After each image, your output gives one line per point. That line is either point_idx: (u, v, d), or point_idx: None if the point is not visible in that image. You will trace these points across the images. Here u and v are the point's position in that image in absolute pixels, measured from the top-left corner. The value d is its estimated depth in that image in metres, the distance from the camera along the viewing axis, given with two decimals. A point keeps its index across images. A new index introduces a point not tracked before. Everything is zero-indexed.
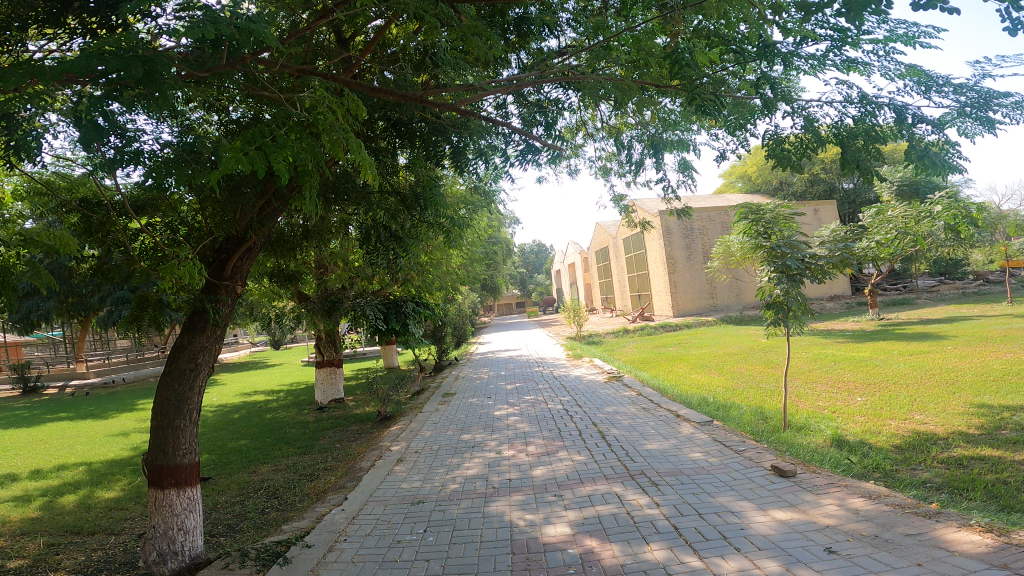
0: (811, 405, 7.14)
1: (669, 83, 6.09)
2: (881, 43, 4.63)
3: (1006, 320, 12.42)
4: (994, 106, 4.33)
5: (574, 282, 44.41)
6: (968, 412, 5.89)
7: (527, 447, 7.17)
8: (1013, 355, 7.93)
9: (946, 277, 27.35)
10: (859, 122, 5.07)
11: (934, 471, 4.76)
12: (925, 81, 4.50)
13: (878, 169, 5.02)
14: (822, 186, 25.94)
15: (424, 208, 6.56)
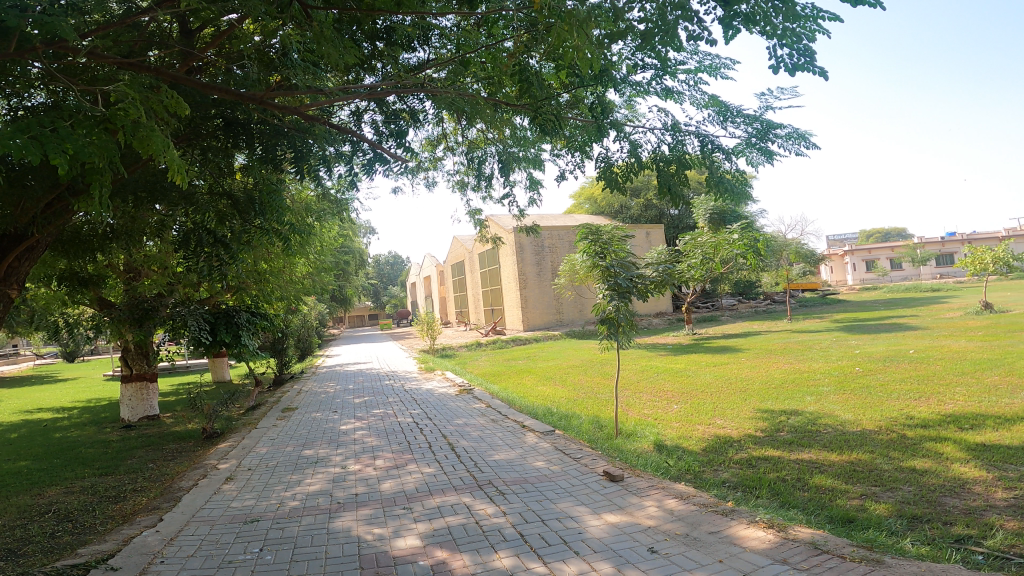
0: (638, 413, 7.69)
1: (518, 102, 6.42)
2: (692, 73, 5.23)
3: (785, 334, 14.38)
4: (773, 137, 5.09)
5: (431, 296, 44.47)
6: (754, 416, 6.63)
7: (374, 461, 7.00)
8: (790, 365, 9.14)
9: (743, 297, 30.90)
10: (674, 152, 5.80)
11: (731, 471, 5.20)
12: (723, 111, 5.14)
13: (684, 192, 5.67)
14: (655, 211, 28.14)
15: (261, 213, 6.20)
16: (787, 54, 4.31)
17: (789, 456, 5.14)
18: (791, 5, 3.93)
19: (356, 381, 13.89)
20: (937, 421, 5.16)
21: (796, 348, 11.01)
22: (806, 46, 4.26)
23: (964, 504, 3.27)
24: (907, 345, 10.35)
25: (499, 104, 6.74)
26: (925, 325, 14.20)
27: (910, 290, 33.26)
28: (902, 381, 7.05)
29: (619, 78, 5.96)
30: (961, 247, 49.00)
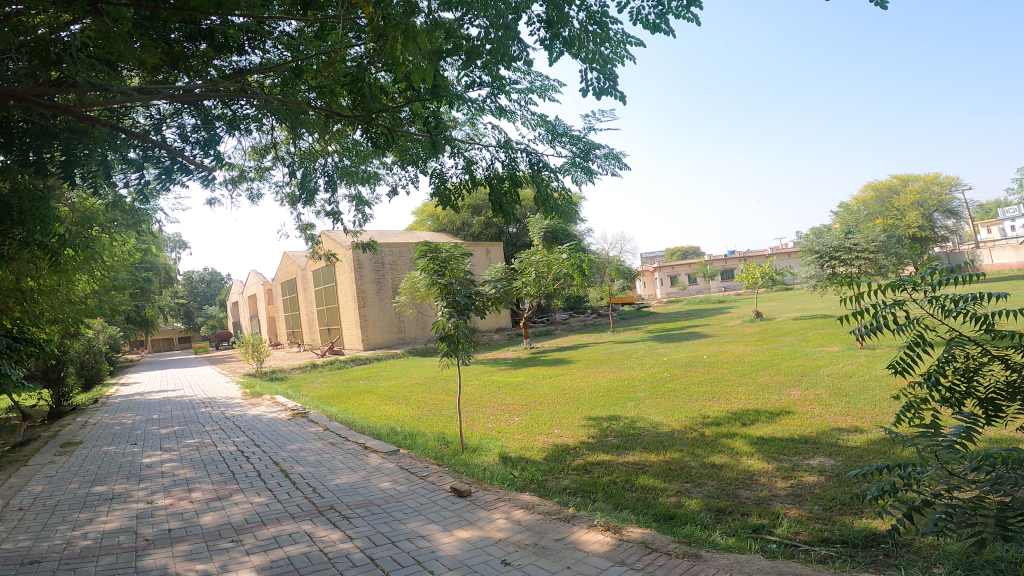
0: (482, 427, 8.02)
1: (352, 113, 6.37)
2: (524, 92, 5.69)
3: (609, 346, 15.78)
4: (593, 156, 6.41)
5: (256, 315, 41.22)
6: (586, 424, 7.28)
7: (189, 494, 6.41)
8: (615, 374, 10.10)
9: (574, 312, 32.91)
10: (507, 171, 6.86)
11: (570, 478, 5.67)
12: (552, 131, 5.74)
13: (514, 211, 6.81)
14: (494, 229, 28.71)
15: (20, 222, 5.59)
16: (595, 78, 4.87)
17: (617, 460, 5.75)
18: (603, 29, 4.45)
19: (162, 410, 12.45)
20: (726, 420, 6.08)
21: (618, 358, 12.21)
22: (608, 70, 4.80)
23: (754, 495, 3.97)
24: (702, 350, 12.04)
25: (332, 117, 6.67)
26: (715, 333, 16.50)
27: (707, 303, 38.15)
28: (699, 383, 8.20)
29: (456, 94, 6.10)
30: (737, 265, 57.47)
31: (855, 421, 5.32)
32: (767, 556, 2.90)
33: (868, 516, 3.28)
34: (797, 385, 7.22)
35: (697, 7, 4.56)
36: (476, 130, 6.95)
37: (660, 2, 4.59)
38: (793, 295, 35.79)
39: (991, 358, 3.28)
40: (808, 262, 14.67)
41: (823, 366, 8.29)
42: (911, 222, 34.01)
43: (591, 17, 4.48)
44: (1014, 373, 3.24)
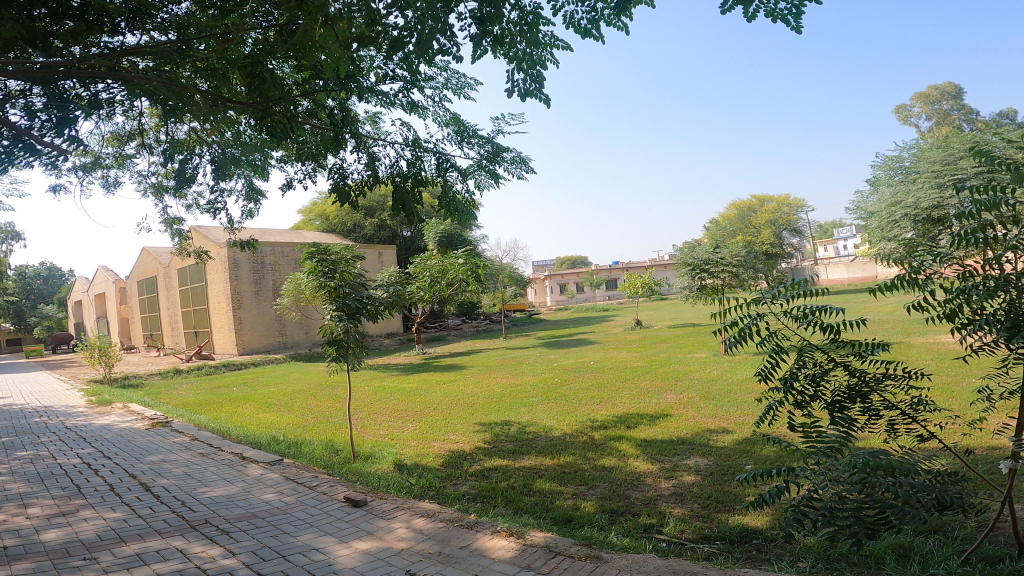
0: (374, 434, 8.01)
1: (247, 101, 6.12)
2: (439, 89, 6.05)
3: (503, 351, 16.16)
4: (499, 161, 6.69)
5: (105, 315, 36.96)
6: (481, 429, 7.56)
7: (25, 511, 5.76)
8: (508, 379, 10.53)
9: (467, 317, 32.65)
10: (410, 170, 7.07)
11: (469, 484, 5.86)
12: (461, 131, 6.36)
13: (417, 210, 6.97)
14: (388, 232, 27.90)
15: None
16: (521, 79, 4.88)
17: (513, 465, 6.06)
18: (534, 30, 4.47)
19: None
20: (612, 423, 6.67)
21: (511, 364, 12.63)
22: (536, 72, 4.83)
23: (642, 495, 4.47)
24: (588, 356, 12.85)
25: (223, 105, 6.33)
26: (599, 339, 17.54)
27: (593, 310, 40.02)
28: (588, 388, 8.82)
29: (365, 86, 6.02)
30: (621, 275, 61.65)
31: (722, 423, 6.08)
32: (660, 555, 3.29)
33: (740, 513, 3.85)
34: (671, 389, 7.97)
35: (626, 17, 4.65)
36: (379, 129, 7.20)
37: (594, 9, 4.70)
38: (672, 304, 38.44)
39: (834, 364, 3.94)
40: (682, 272, 15.93)
41: (694, 371, 9.23)
42: (765, 239, 37.95)
43: (522, 16, 4.42)
44: (853, 378, 3.95)
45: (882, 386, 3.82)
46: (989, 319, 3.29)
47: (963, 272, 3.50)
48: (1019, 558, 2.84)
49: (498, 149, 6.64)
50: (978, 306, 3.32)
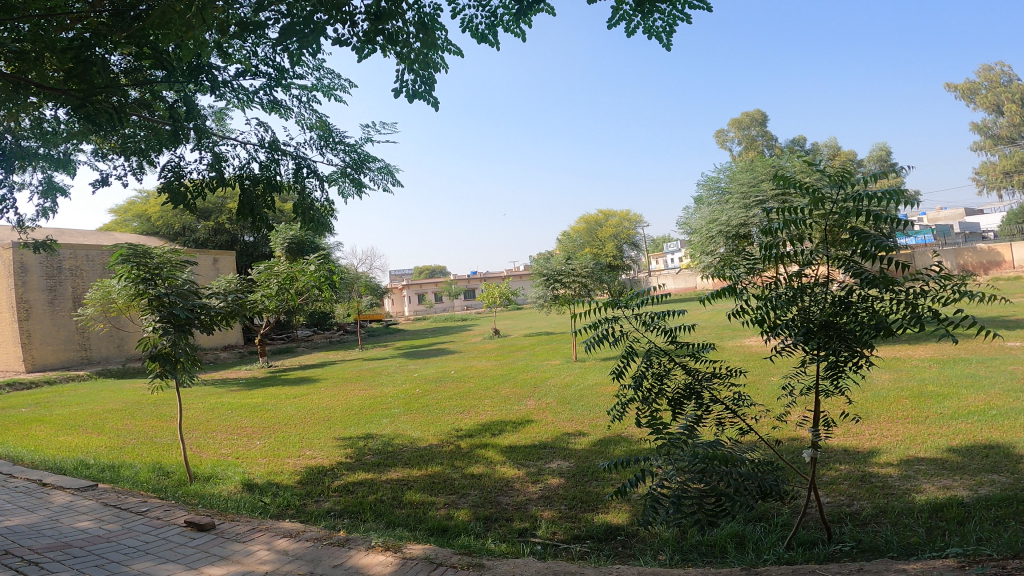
0: (214, 454, 7.43)
1: (64, 88, 5.25)
2: (307, 90, 5.88)
3: (359, 364, 15.72)
4: (364, 170, 6.62)
5: None
6: (340, 444, 7.40)
7: None
8: (365, 392, 10.48)
9: (318, 328, 30.69)
10: (263, 173, 6.66)
11: (333, 500, 5.66)
12: (325, 136, 6.21)
13: (268, 215, 6.58)
14: (226, 237, 25.51)
15: None
16: (413, 80, 4.82)
17: (379, 478, 6.06)
18: (431, 32, 4.50)
19: None
20: (477, 431, 7.37)
21: (368, 376, 12.41)
22: (428, 75, 4.81)
23: (513, 500, 4.95)
24: (448, 366, 13.10)
25: (30, 90, 5.37)
26: (457, 349, 17.84)
27: (447, 320, 40.17)
28: (450, 398, 9.40)
29: (220, 81, 5.59)
30: (479, 285, 62.54)
31: (579, 425, 7.26)
32: (539, 558, 3.62)
33: (602, 511, 4.49)
34: (531, 395, 9.24)
35: (525, 25, 4.58)
36: (227, 127, 6.70)
37: (493, 14, 4.58)
38: (525, 314, 39.78)
39: (675, 364, 4.54)
40: (538, 284, 16.83)
41: (550, 379, 10.29)
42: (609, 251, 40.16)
43: (422, 18, 4.45)
44: (689, 377, 4.57)
45: (711, 383, 4.48)
46: (790, 323, 4.05)
47: (768, 281, 4.28)
48: (828, 541, 3.60)
49: (364, 158, 6.56)
50: (781, 313, 4.09)
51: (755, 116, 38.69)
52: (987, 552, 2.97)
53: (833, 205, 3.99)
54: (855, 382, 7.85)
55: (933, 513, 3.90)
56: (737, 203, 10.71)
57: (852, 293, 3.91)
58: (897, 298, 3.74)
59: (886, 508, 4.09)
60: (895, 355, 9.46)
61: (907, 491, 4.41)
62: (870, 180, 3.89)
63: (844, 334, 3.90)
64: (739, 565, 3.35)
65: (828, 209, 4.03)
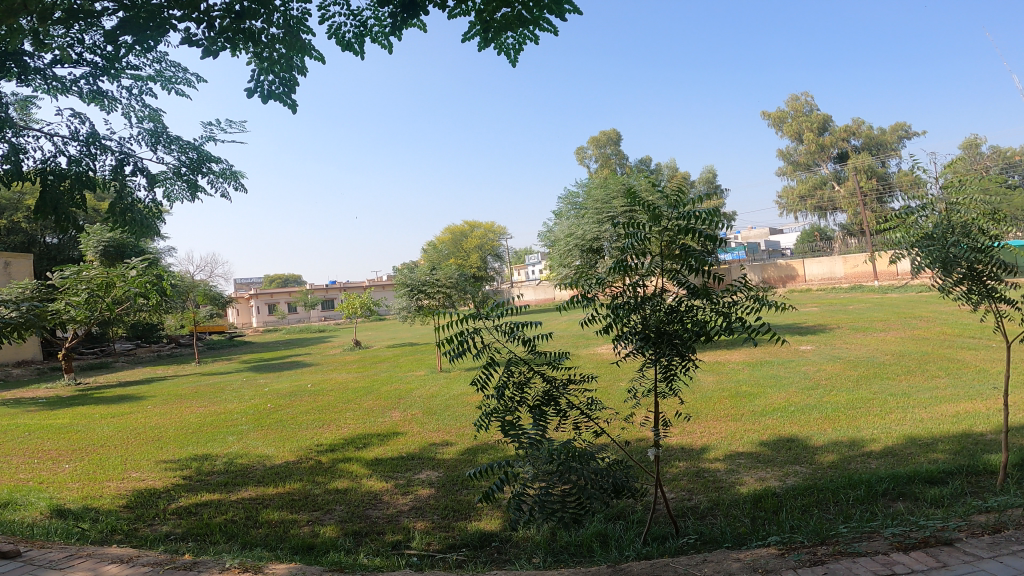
0: (8, 480, 6.32)
1: None
2: (138, 81, 5.32)
3: (193, 379, 14.29)
4: (202, 171, 6.11)
5: None
6: (176, 465, 6.73)
7: None
8: (204, 409, 9.63)
9: (141, 341, 27.31)
10: (70, 167, 5.76)
11: (172, 523, 5.08)
12: (158, 134, 5.65)
13: (76, 215, 5.72)
14: (19, 236, 21.83)
15: None
16: (267, 81, 4.51)
17: (229, 498, 5.62)
18: (297, 37, 4.32)
19: None
20: (339, 445, 7.16)
21: (207, 392, 11.38)
22: (288, 77, 4.53)
23: (383, 513, 4.94)
24: (301, 380, 12.44)
25: None
26: (309, 362, 16.99)
27: (295, 332, 37.94)
28: (306, 412, 8.99)
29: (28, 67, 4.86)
30: (338, 296, 59.71)
31: (446, 434, 7.40)
32: (417, 569, 3.69)
33: (474, 518, 4.69)
34: (396, 407, 9.14)
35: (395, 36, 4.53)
36: (30, 116, 5.81)
37: (363, 23, 4.49)
38: (380, 326, 38.81)
39: (534, 373, 4.58)
40: (401, 292, 16.73)
41: (414, 391, 10.30)
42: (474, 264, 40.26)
43: (286, 22, 4.25)
44: (547, 385, 4.63)
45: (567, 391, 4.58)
46: (632, 331, 4.43)
47: (614, 291, 4.54)
48: (677, 535, 4.06)
49: (204, 157, 6.08)
50: (624, 322, 4.45)
51: (612, 132, 39.58)
52: (800, 539, 3.55)
53: (666, 224, 4.36)
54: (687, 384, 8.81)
55: (755, 503, 4.56)
56: (593, 218, 11.38)
57: (681, 303, 4.41)
58: (715, 307, 4.37)
59: (718, 501, 4.70)
60: (718, 358, 10.75)
61: (733, 483, 5.11)
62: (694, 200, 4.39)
63: (674, 338, 4.39)
64: (606, 562, 3.66)
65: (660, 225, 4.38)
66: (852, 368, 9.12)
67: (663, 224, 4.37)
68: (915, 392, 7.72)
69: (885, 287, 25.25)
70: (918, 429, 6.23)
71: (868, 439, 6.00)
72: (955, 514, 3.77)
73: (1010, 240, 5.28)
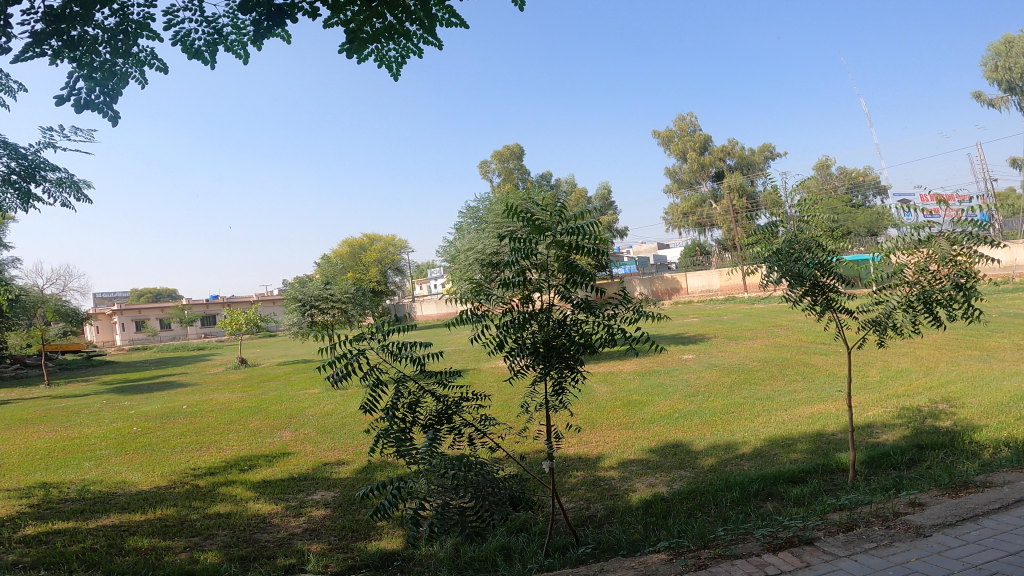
0: None
1: None
2: None
3: (43, 402, 12.71)
4: (36, 179, 5.51)
5: None
6: (20, 493, 5.98)
7: None
8: (56, 433, 8.63)
9: None
10: None
11: (18, 553, 4.47)
12: None
13: None
14: None
15: None
16: (86, 89, 3.63)
17: (87, 526, 5.05)
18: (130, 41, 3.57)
19: None
20: (219, 468, 6.70)
21: (60, 415, 10.17)
22: (115, 86, 3.69)
23: (273, 537, 4.71)
24: (176, 401, 11.48)
25: None
26: (184, 382, 15.72)
27: (169, 351, 34.90)
28: (180, 435, 8.33)
29: None
30: (221, 309, 55.67)
31: (341, 454, 7.20)
32: None
33: (374, 538, 4.62)
34: (285, 427, 8.75)
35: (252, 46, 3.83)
36: None
37: (216, 30, 3.74)
38: (267, 343, 36.70)
39: (425, 392, 4.45)
40: (291, 308, 16.23)
41: (306, 411, 9.88)
42: (373, 277, 39.14)
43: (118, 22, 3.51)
44: (438, 403, 4.51)
45: (461, 409, 4.48)
46: (523, 346, 4.52)
47: (505, 308, 4.65)
48: (577, 544, 4.19)
49: (38, 164, 5.48)
50: (515, 338, 4.54)
51: (512, 147, 39.92)
52: (686, 543, 3.79)
53: (552, 237, 4.35)
54: (582, 395, 9.13)
55: (646, 509, 4.82)
56: (491, 233, 11.49)
57: (567, 317, 4.55)
58: (598, 320, 4.59)
59: (613, 508, 4.92)
60: (610, 369, 11.23)
61: (626, 490, 5.36)
62: (575, 216, 4.50)
63: (563, 352, 4.53)
64: None
65: (546, 241, 4.41)
66: (726, 374, 9.90)
67: (551, 236, 4.34)
68: (778, 396, 8.53)
69: (754, 298, 27.63)
70: (781, 430, 6.89)
71: (741, 442, 6.54)
72: (815, 513, 4.21)
73: (848, 255, 5.91)
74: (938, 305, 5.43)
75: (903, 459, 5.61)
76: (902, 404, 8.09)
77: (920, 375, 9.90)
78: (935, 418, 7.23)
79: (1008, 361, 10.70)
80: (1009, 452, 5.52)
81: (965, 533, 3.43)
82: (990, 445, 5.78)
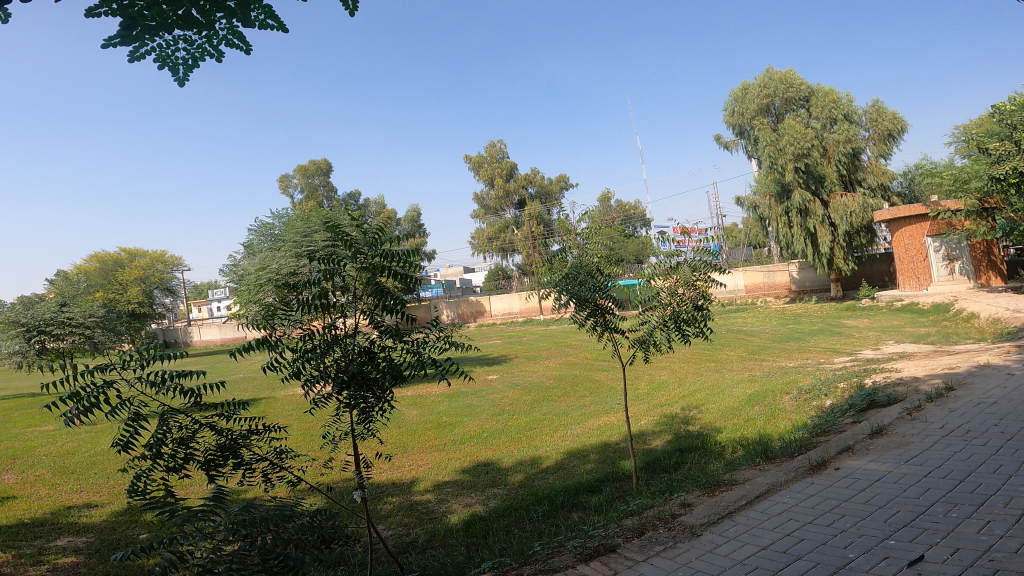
0: None
1: None
2: None
3: None
4: None
5: None
6: None
7: None
8: None
9: None
10: None
11: None
12: None
13: None
14: None
15: None
16: None
17: None
18: None
19: None
20: None
21: None
22: None
23: None
24: None
25: None
26: None
27: None
28: None
29: None
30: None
31: (90, 496, 6.48)
32: None
33: None
34: (9, 468, 7.67)
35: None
36: None
37: None
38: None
39: (202, 424, 3.52)
40: (9, 335, 13.44)
41: (36, 451, 8.63)
42: (132, 297, 33.91)
43: None
44: (221, 437, 3.60)
45: (250, 440, 3.64)
46: (325, 374, 4.19)
47: (305, 331, 4.35)
48: (401, 572, 4.16)
49: None
50: (317, 365, 4.19)
51: (320, 162, 38.08)
52: (508, 561, 4.00)
53: (364, 263, 4.30)
54: (390, 419, 9.04)
55: (465, 530, 4.96)
56: (290, 252, 10.77)
57: (374, 343, 4.34)
58: (407, 346, 4.42)
59: (433, 532, 4.98)
60: (417, 392, 11.28)
61: (443, 512, 5.45)
62: (390, 239, 4.35)
63: (369, 380, 4.26)
64: None
65: (354, 266, 4.32)
66: (527, 393, 10.58)
67: (362, 261, 4.29)
68: (570, 410, 9.35)
69: (544, 320, 29.87)
70: (576, 442, 7.59)
71: (543, 456, 7.05)
72: (612, 519, 4.74)
73: (619, 280, 6.67)
74: (685, 324, 6.45)
75: (671, 463, 6.56)
76: (664, 412, 9.45)
77: (676, 386, 11.62)
78: (688, 423, 8.57)
79: (736, 371, 13.10)
80: (742, 449, 6.78)
81: (727, 530, 4.15)
82: (729, 444, 7.04)
